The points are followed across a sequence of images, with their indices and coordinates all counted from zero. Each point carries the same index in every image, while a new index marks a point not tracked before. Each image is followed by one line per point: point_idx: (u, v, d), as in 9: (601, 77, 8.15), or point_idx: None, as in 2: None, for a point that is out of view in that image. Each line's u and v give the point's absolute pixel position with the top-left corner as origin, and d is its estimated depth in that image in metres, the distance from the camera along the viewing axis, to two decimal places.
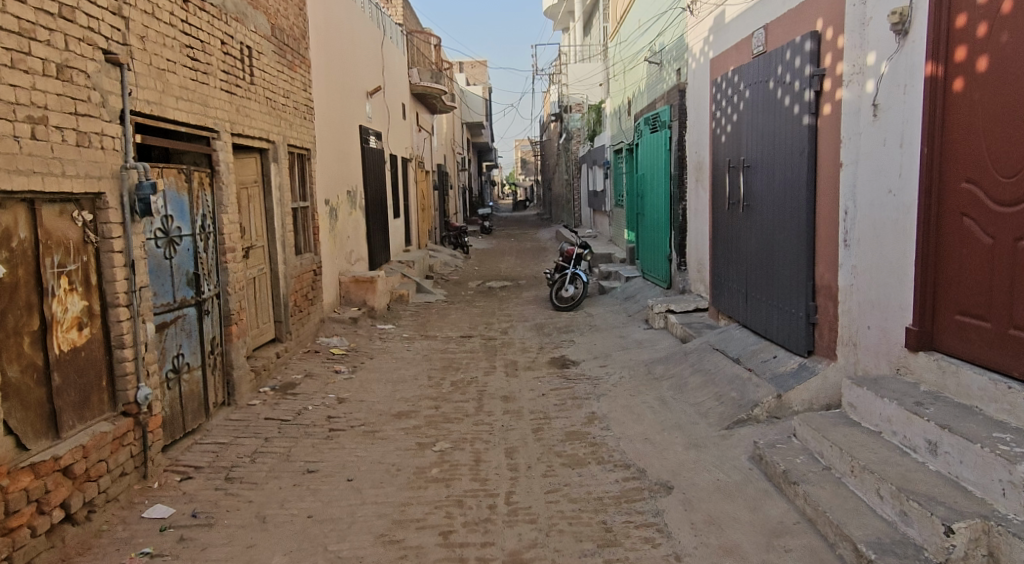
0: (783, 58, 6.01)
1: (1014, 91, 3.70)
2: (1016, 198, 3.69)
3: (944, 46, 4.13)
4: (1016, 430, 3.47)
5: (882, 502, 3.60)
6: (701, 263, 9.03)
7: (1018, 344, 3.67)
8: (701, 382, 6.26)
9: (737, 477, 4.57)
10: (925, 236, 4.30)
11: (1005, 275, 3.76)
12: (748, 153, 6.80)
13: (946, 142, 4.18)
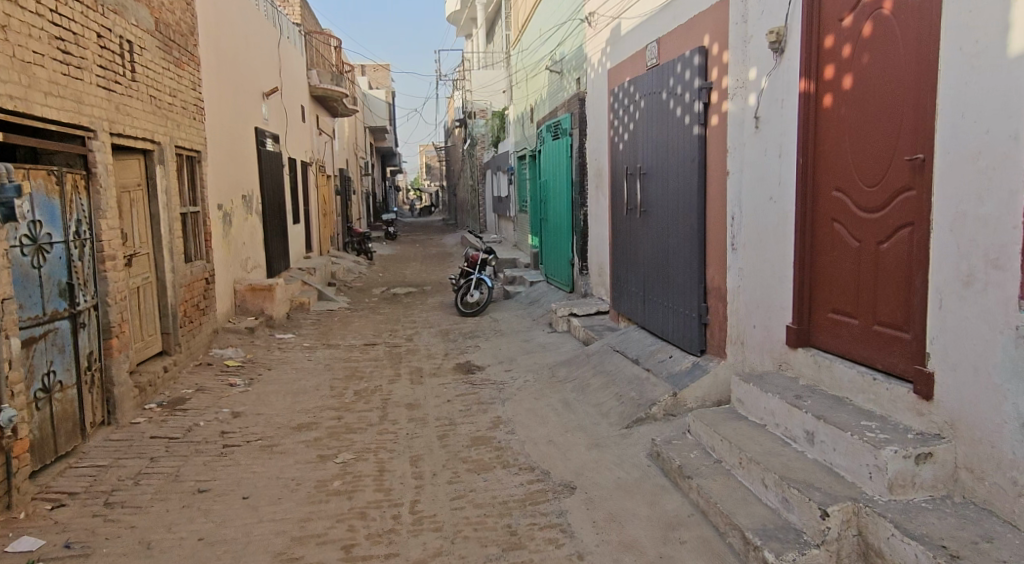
0: (674, 70, 6.28)
1: (873, 107, 3.99)
2: (878, 205, 3.97)
3: (816, 65, 4.44)
4: (881, 418, 3.75)
5: (767, 491, 3.82)
6: (601, 267, 9.26)
7: (881, 339, 3.96)
8: (602, 383, 6.43)
9: (636, 474, 4.73)
10: (802, 240, 4.58)
11: (870, 277, 4.05)
12: (644, 160, 7.05)
13: (818, 153, 4.48)
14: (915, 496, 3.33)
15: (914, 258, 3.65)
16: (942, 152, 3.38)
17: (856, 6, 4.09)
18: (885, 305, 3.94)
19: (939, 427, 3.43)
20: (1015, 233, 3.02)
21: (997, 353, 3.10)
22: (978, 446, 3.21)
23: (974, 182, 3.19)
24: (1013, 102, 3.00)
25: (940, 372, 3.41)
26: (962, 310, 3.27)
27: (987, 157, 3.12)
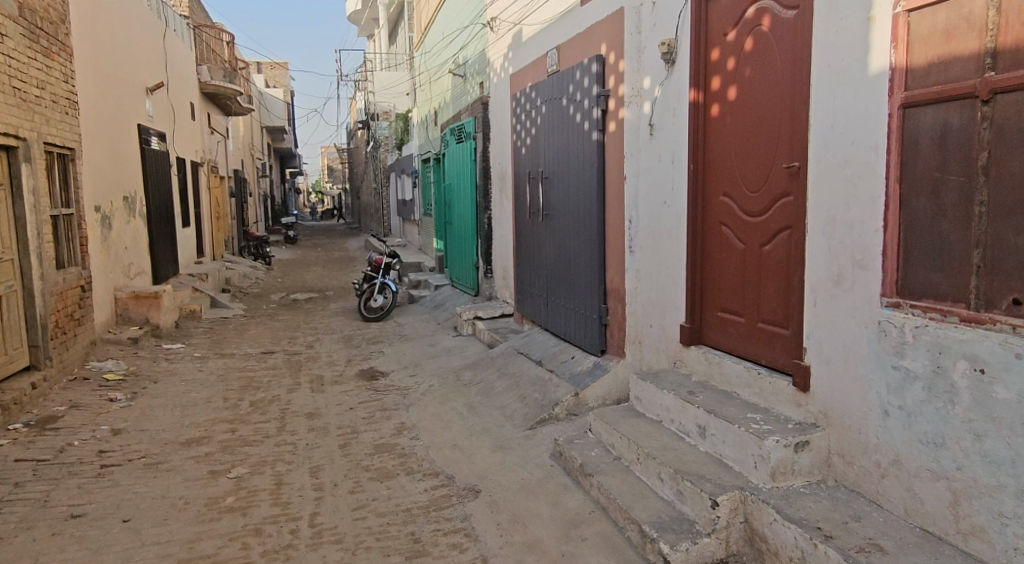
0: (573, 77, 6.39)
1: (755, 116, 4.19)
2: (761, 209, 4.18)
3: (704, 76, 4.63)
4: (766, 411, 3.95)
5: (662, 485, 3.94)
6: (505, 271, 9.32)
7: (765, 336, 4.17)
8: (507, 385, 6.47)
9: (540, 474, 4.78)
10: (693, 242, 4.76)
11: (754, 277, 4.26)
12: (546, 164, 7.15)
13: (707, 160, 4.67)
14: (794, 482, 3.52)
15: (793, 259, 3.86)
16: (814, 160, 3.59)
17: (739, 20, 4.29)
18: (768, 304, 4.15)
19: (816, 417, 3.64)
20: (876, 235, 3.24)
21: (863, 347, 3.31)
22: (848, 433, 3.42)
23: (842, 189, 3.40)
24: (873, 115, 3.22)
25: (816, 365, 3.62)
26: (833, 306, 3.49)
27: (852, 165, 3.34)
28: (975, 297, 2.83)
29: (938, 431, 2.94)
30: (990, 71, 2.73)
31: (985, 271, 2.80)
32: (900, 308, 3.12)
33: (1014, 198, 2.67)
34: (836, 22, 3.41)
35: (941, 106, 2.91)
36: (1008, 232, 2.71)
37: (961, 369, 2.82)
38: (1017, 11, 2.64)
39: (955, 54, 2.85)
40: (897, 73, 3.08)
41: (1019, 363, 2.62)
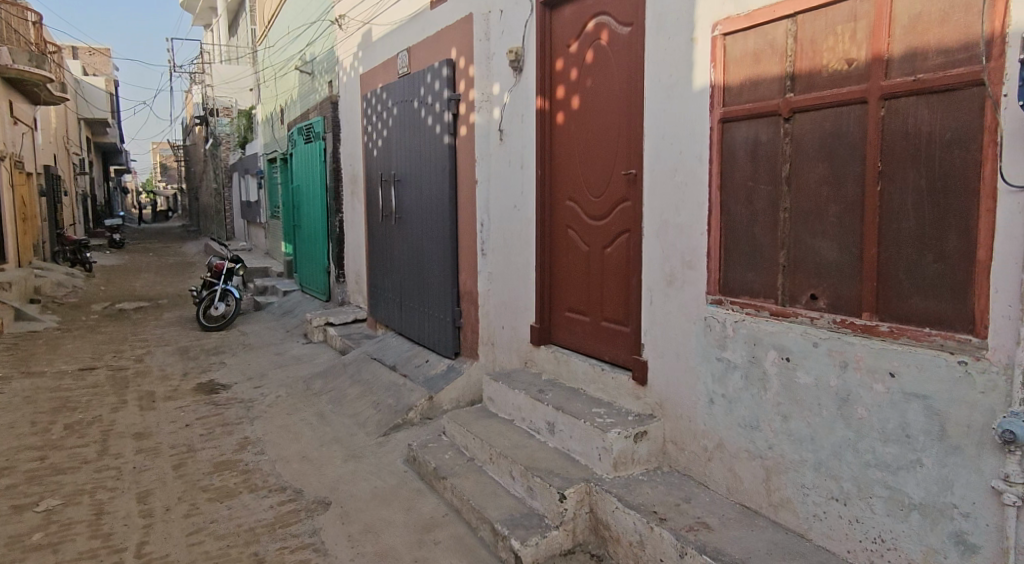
0: (424, 80, 6.40)
1: (597, 125, 4.41)
2: (602, 214, 4.41)
3: (549, 85, 4.81)
4: (609, 405, 4.16)
5: (513, 482, 4.05)
6: (358, 275, 9.16)
7: (608, 333, 4.39)
8: (359, 393, 6.36)
9: (393, 481, 4.75)
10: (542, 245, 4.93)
11: (598, 277, 4.48)
12: (398, 167, 7.11)
13: (554, 165, 4.86)
14: (634, 470, 3.75)
15: (631, 260, 4.11)
16: (648, 167, 3.84)
17: (580, 34, 4.50)
18: (610, 303, 4.38)
19: (652, 408, 3.89)
20: (701, 238, 3.52)
21: (691, 341, 3.58)
22: (679, 421, 3.69)
23: (673, 195, 3.67)
24: (698, 127, 3.50)
25: (652, 360, 3.87)
26: (666, 304, 3.75)
27: (681, 173, 3.61)
28: (781, 293, 3.16)
29: (754, 415, 3.25)
30: (790, 92, 3.05)
31: (789, 270, 3.12)
32: (722, 305, 3.41)
33: (810, 205, 3.00)
34: (665, 40, 3.67)
35: (753, 122, 3.21)
36: (806, 235, 3.03)
37: (771, 358, 3.14)
38: (810, 39, 2.96)
39: (762, 76, 3.16)
40: (717, 90, 3.37)
41: (816, 350, 2.95)
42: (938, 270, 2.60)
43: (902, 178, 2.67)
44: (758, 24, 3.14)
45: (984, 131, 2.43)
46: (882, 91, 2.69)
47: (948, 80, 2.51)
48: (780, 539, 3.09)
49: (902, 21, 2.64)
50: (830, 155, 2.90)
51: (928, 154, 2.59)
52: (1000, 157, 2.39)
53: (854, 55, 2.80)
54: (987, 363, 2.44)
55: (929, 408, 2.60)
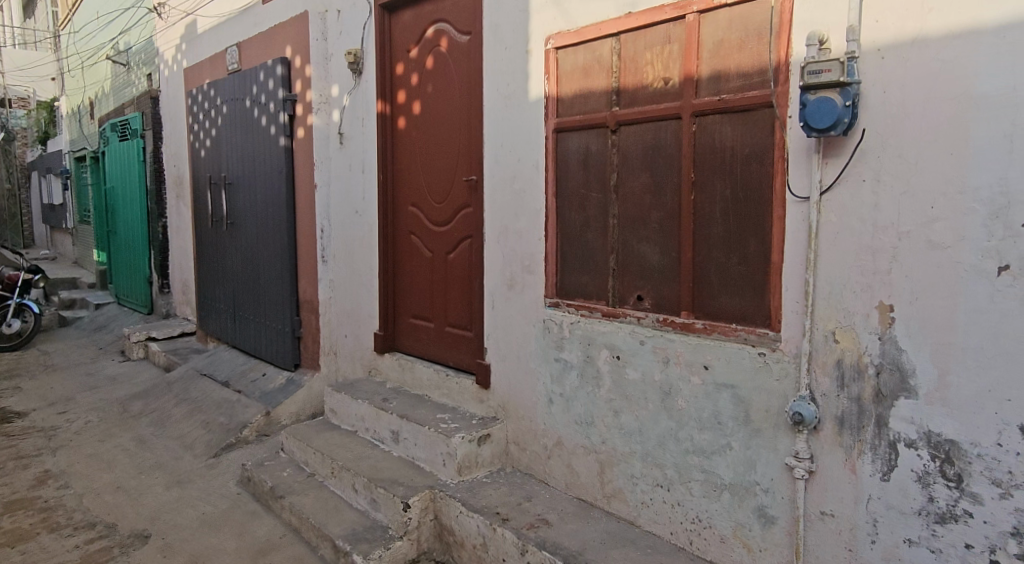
0: (256, 78, 6.11)
1: (438, 131, 4.44)
2: (444, 219, 4.44)
3: (390, 89, 4.79)
4: (454, 410, 4.20)
5: (357, 495, 3.97)
6: (186, 285, 8.57)
7: (452, 338, 4.42)
8: (186, 413, 5.95)
9: (224, 505, 4.49)
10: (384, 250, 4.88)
11: (442, 283, 4.50)
12: (229, 170, 6.74)
13: (396, 171, 4.84)
14: (478, 473, 3.80)
15: (473, 265, 4.16)
16: (488, 174, 3.92)
17: (420, 39, 4.51)
18: (454, 308, 4.41)
19: (495, 411, 3.97)
20: (539, 243, 3.64)
21: (531, 343, 3.70)
22: (521, 421, 3.79)
23: (511, 201, 3.78)
24: (533, 136, 3.62)
25: (495, 363, 3.94)
26: (508, 308, 3.84)
27: (519, 180, 3.72)
28: (611, 295, 3.33)
29: (588, 411, 3.41)
30: (616, 106, 3.24)
31: (618, 273, 3.31)
32: (559, 307, 3.55)
33: (635, 212, 3.20)
34: (501, 51, 3.78)
35: (583, 132, 3.38)
36: (633, 240, 3.23)
37: (604, 356, 3.32)
38: (631, 57, 3.16)
39: (590, 89, 3.33)
40: (550, 101, 3.51)
41: (642, 348, 3.15)
42: (742, 272, 2.86)
43: (711, 189, 2.91)
44: (586, 40, 3.31)
45: (775, 147, 2.71)
46: (692, 109, 2.93)
47: (746, 100, 2.77)
48: (612, 528, 3.26)
49: (708, 45, 2.88)
50: (651, 165, 3.11)
51: (731, 166, 2.84)
52: (788, 171, 2.67)
53: (669, 74, 3.02)
54: (781, 353, 2.74)
55: (736, 396, 2.86)
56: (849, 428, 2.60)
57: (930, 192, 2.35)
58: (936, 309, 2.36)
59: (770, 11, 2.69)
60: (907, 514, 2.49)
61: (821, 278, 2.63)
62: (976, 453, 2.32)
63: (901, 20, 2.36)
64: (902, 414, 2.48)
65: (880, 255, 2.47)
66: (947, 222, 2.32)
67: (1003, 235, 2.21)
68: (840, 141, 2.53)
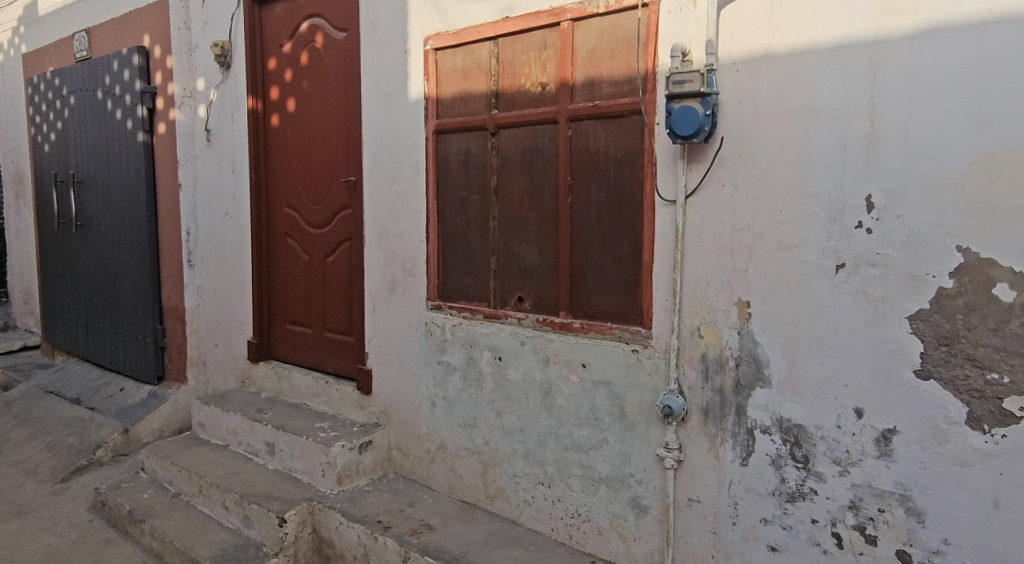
0: (110, 68, 5.68)
1: (314, 131, 4.34)
2: (322, 222, 4.35)
3: (261, 85, 4.63)
4: (333, 418, 4.09)
5: (227, 513, 3.77)
6: (27, 293, 7.80)
7: (331, 344, 4.32)
8: (28, 435, 5.40)
9: (73, 534, 4.12)
10: (257, 255, 4.70)
11: (320, 286, 4.39)
12: (78, 167, 6.22)
13: (270, 170, 4.69)
14: (359, 482, 3.73)
15: (353, 269, 4.10)
16: (368, 176, 3.90)
17: (293, 34, 4.40)
18: (333, 313, 4.31)
19: (377, 417, 3.92)
20: (420, 246, 3.65)
21: (413, 347, 3.69)
22: (404, 427, 3.76)
23: (392, 203, 3.77)
24: (413, 139, 3.64)
25: (376, 368, 3.89)
26: (389, 311, 3.82)
27: (400, 182, 3.72)
28: (492, 296, 3.40)
29: (471, 413, 3.44)
30: (495, 109, 3.31)
31: (499, 274, 3.37)
32: (441, 310, 3.57)
33: (515, 213, 3.28)
34: (380, 50, 3.77)
35: (463, 134, 3.43)
36: (513, 242, 3.31)
37: (485, 358, 3.37)
38: (509, 61, 3.25)
39: (469, 93, 3.40)
40: (430, 102, 3.54)
41: (523, 348, 3.23)
42: (616, 272, 3.00)
43: (587, 192, 3.04)
44: (465, 42, 3.37)
45: (644, 152, 2.88)
46: (569, 113, 3.05)
47: (618, 107, 2.92)
48: (495, 528, 3.30)
49: (581, 52, 3.02)
50: (530, 168, 3.21)
51: (605, 170, 2.99)
52: (656, 176, 2.85)
53: (545, 79, 3.14)
54: (653, 349, 2.91)
55: (612, 392, 3.00)
56: (713, 417, 2.81)
57: (780, 197, 2.58)
58: (786, 304, 2.59)
59: (637, 22, 2.87)
60: (763, 495, 2.71)
61: (687, 277, 2.82)
62: (820, 436, 2.56)
63: (752, 36, 2.60)
64: (758, 402, 2.70)
65: (738, 255, 2.69)
66: (794, 224, 2.56)
67: (839, 236, 2.46)
68: (702, 148, 2.74)
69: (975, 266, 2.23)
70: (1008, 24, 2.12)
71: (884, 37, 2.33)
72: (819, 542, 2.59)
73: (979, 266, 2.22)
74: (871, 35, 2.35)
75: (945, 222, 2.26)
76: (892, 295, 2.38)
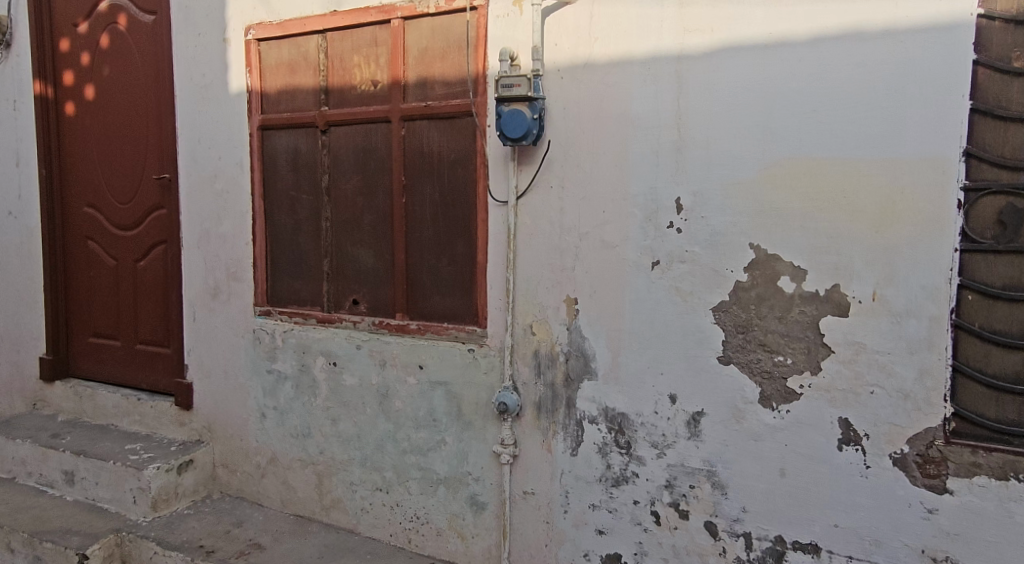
0: None
1: (118, 122, 3.96)
2: (129, 222, 3.97)
3: (51, 68, 4.15)
4: (146, 438, 3.77)
5: (14, 555, 3.30)
6: None
7: (144, 357, 3.94)
8: None
9: None
10: (51, 261, 4.20)
11: (128, 294, 4.00)
12: None
13: (65, 166, 4.21)
14: (177, 506, 3.47)
15: (169, 273, 3.78)
16: (185, 174, 3.65)
17: (90, 13, 3.99)
18: (146, 322, 3.94)
19: (198, 433, 3.68)
20: (246, 248, 3.49)
21: (238, 356, 3.51)
22: (231, 442, 3.56)
23: (212, 203, 3.57)
24: (235, 135, 3.47)
25: (197, 381, 3.66)
26: (211, 319, 3.60)
27: (221, 181, 3.53)
28: (325, 300, 3.33)
29: (304, 423, 3.33)
30: (324, 106, 3.26)
31: (332, 277, 3.31)
32: (270, 315, 3.43)
33: (348, 214, 3.25)
34: (195, 37, 3.55)
35: (291, 131, 3.34)
36: (347, 244, 3.27)
37: (319, 364, 3.29)
38: (337, 57, 3.21)
39: (296, 88, 3.30)
40: (253, 96, 3.40)
41: (359, 352, 3.20)
42: (451, 273, 3.06)
43: (421, 192, 3.08)
44: (290, 35, 3.27)
45: (477, 154, 2.96)
46: (401, 113, 3.07)
47: (450, 108, 2.98)
48: (331, 540, 3.21)
49: (413, 52, 3.05)
50: (364, 168, 3.19)
51: (440, 171, 3.04)
52: (489, 177, 2.95)
53: (377, 77, 3.13)
54: (488, 348, 2.99)
55: (449, 392, 3.05)
56: (545, 411, 2.94)
57: (602, 199, 2.78)
58: (610, 300, 2.79)
59: (466, 24, 2.95)
60: (591, 482, 2.88)
61: (519, 276, 2.94)
62: (639, 422, 2.78)
63: (574, 45, 2.78)
64: (585, 395, 2.87)
65: (566, 254, 2.85)
66: (615, 224, 2.76)
67: (654, 235, 2.70)
68: (531, 151, 2.88)
69: (763, 262, 2.53)
70: (785, 48, 2.44)
71: (687, 52, 2.60)
72: (640, 521, 2.80)
73: (767, 262, 2.53)
74: (678, 49, 2.61)
75: (739, 222, 2.55)
76: (699, 288, 2.64)
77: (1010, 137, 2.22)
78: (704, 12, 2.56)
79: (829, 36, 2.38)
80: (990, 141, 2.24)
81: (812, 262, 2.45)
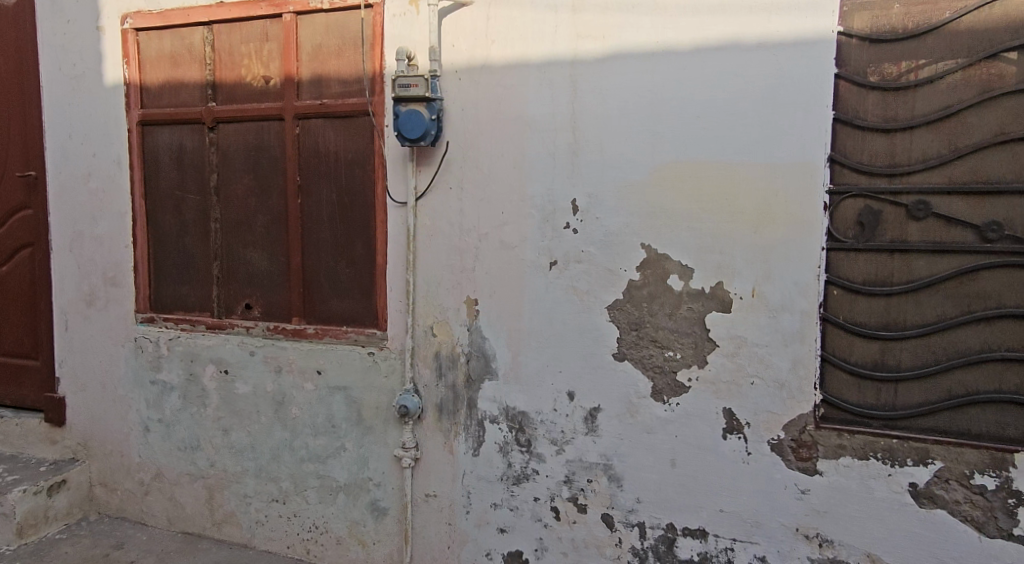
0: None
1: None
2: None
3: None
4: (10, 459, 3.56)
5: None
6: None
7: (11, 370, 3.63)
8: None
9: None
10: None
11: None
12: None
13: None
14: (48, 530, 3.30)
15: (38, 279, 3.50)
16: (54, 172, 3.41)
17: None
18: (11, 334, 3.62)
19: (73, 451, 3.50)
20: (126, 252, 3.31)
21: (119, 366, 3.35)
22: (109, 459, 3.42)
23: (87, 203, 3.36)
24: (111, 130, 3.28)
25: (71, 395, 3.48)
26: (88, 328, 3.41)
27: (96, 179, 3.33)
28: (216, 305, 3.22)
29: (193, 435, 3.24)
30: (212, 102, 3.15)
31: (222, 282, 3.21)
32: (154, 322, 3.28)
33: (238, 215, 3.16)
34: (64, 25, 3.32)
35: (175, 127, 3.21)
36: (237, 246, 3.17)
37: (208, 373, 3.19)
38: (225, 50, 3.11)
39: (181, 83, 3.19)
40: (131, 89, 3.24)
41: (252, 359, 3.13)
42: (349, 275, 3.02)
43: (316, 193, 3.03)
44: (173, 25, 3.15)
45: (374, 155, 2.94)
46: (294, 111, 3.01)
47: (346, 107, 2.94)
48: (224, 556, 3.14)
49: (306, 48, 3.00)
50: (255, 167, 3.11)
51: (336, 171, 3.00)
52: (387, 177, 2.92)
53: (268, 73, 3.05)
54: (388, 350, 2.97)
55: (348, 397, 3.02)
56: (446, 413, 2.94)
57: (501, 200, 2.81)
58: (509, 300, 2.83)
59: (361, 22, 2.92)
60: (492, 481, 2.90)
61: (419, 277, 2.93)
62: (540, 420, 2.83)
63: (470, 47, 2.81)
64: (486, 394, 2.89)
65: (465, 255, 2.87)
66: (513, 225, 2.80)
67: (552, 236, 2.76)
68: (430, 152, 2.88)
69: (654, 261, 2.65)
70: (671, 56, 2.57)
71: (580, 57, 2.68)
72: (540, 517, 2.86)
73: (657, 261, 2.64)
74: (571, 54, 2.69)
75: (631, 223, 2.66)
76: (595, 287, 2.73)
77: (867, 144, 2.41)
78: (595, 19, 2.65)
79: (709, 46, 2.52)
80: (850, 148, 2.43)
81: (698, 260, 2.59)
